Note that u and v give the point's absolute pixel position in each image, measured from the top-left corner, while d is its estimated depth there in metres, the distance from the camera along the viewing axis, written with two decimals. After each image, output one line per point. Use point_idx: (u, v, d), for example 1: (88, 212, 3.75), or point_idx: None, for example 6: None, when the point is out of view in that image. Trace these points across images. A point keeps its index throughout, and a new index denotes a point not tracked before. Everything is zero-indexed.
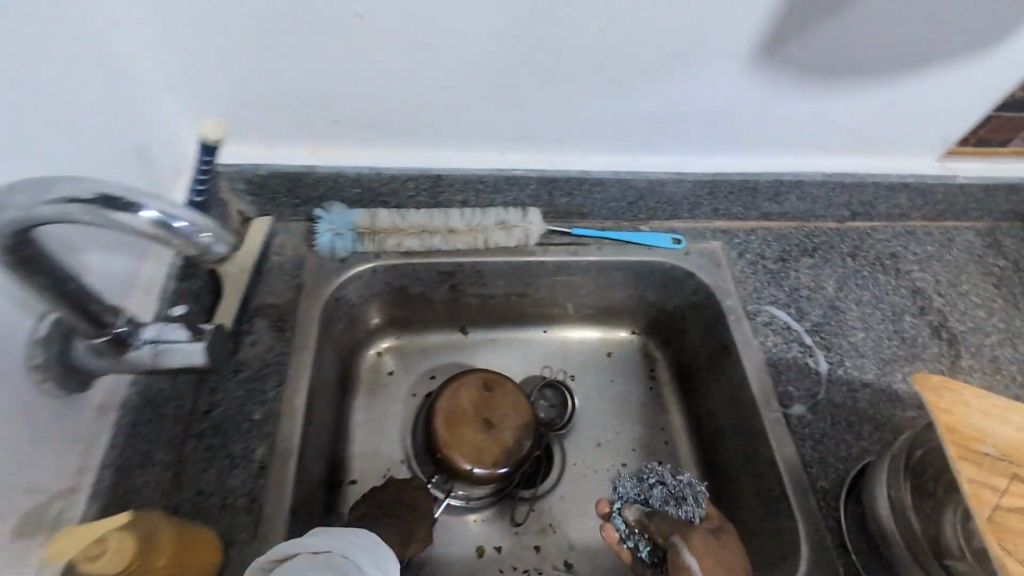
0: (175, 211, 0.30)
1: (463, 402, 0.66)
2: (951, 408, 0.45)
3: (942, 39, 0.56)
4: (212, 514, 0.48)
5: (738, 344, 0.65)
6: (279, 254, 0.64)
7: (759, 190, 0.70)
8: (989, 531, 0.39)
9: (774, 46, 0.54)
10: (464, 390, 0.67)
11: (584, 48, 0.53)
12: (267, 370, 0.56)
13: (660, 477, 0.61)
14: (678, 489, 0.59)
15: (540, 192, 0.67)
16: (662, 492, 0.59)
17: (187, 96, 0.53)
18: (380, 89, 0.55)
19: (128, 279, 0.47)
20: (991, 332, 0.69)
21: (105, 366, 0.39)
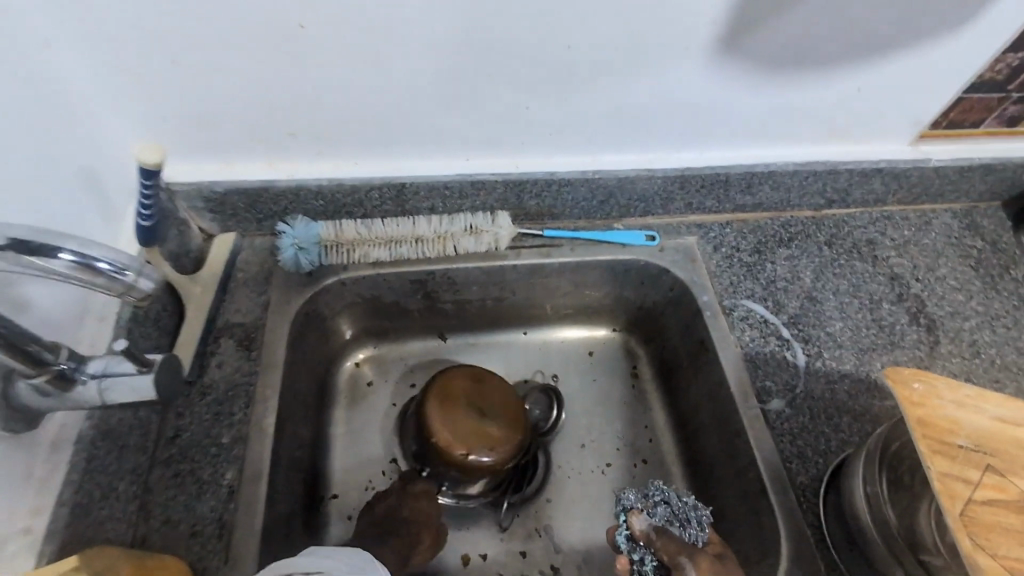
0: (94, 251, 0.30)
1: (456, 388, 0.63)
2: (923, 400, 0.44)
3: (905, 23, 0.55)
4: (180, 543, 0.47)
5: (714, 341, 0.64)
6: (245, 271, 0.63)
7: (731, 182, 0.69)
8: (961, 526, 0.38)
9: (734, 37, 0.53)
10: (456, 377, 0.64)
11: (539, 50, 0.52)
12: (234, 391, 0.55)
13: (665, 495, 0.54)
14: (682, 510, 0.53)
15: (508, 195, 0.66)
16: (666, 513, 0.53)
17: (134, 116, 0.52)
18: (333, 99, 0.54)
19: (80, 309, 0.46)
20: (970, 316, 0.69)
21: (49, 405, 0.37)
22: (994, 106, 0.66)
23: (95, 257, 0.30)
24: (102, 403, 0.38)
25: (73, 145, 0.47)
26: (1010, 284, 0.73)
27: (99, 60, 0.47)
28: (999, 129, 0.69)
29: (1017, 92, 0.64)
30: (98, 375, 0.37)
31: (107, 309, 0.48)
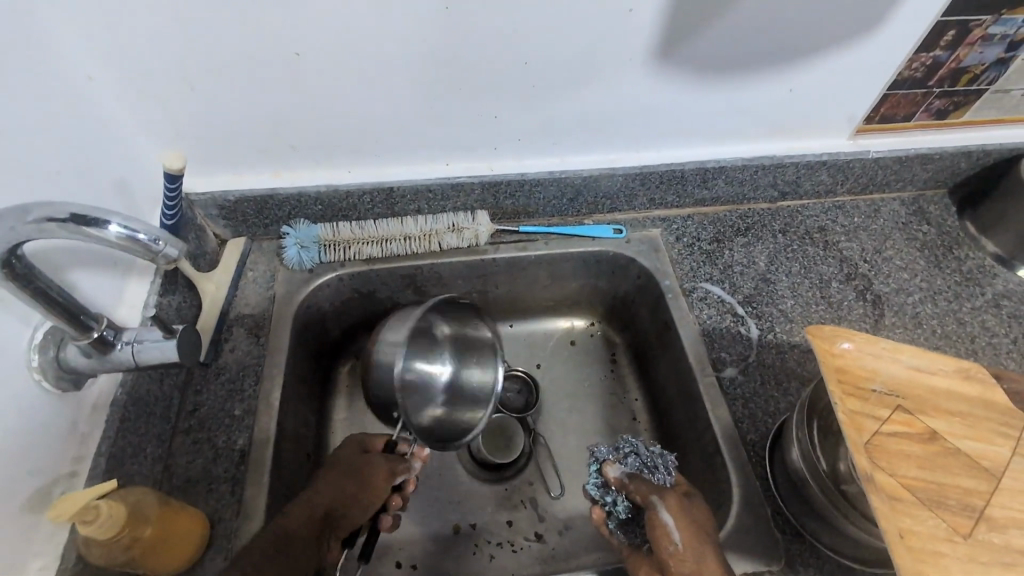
0: (136, 225, 0.36)
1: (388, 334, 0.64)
2: (841, 352, 0.50)
3: (822, 30, 0.62)
4: (199, 497, 0.54)
5: (675, 320, 0.71)
6: (254, 269, 0.71)
7: (687, 178, 0.76)
8: (866, 453, 0.45)
9: (669, 48, 0.61)
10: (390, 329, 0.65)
11: (501, 66, 0.61)
12: (245, 372, 0.62)
13: (634, 447, 0.61)
14: (651, 459, 0.60)
15: (486, 195, 0.74)
16: (637, 463, 0.60)
17: (158, 135, 0.61)
18: (326, 114, 0.62)
19: (115, 296, 0.54)
20: (913, 292, 0.75)
21: (92, 365, 0.44)
22: (920, 100, 0.73)
23: (140, 231, 0.36)
24: (135, 364, 0.45)
25: (108, 160, 0.56)
26: (953, 262, 0.79)
27: (129, 88, 0.56)
28: (931, 121, 0.76)
29: (938, 86, 0.72)
30: (132, 342, 0.45)
31: (137, 298, 0.56)
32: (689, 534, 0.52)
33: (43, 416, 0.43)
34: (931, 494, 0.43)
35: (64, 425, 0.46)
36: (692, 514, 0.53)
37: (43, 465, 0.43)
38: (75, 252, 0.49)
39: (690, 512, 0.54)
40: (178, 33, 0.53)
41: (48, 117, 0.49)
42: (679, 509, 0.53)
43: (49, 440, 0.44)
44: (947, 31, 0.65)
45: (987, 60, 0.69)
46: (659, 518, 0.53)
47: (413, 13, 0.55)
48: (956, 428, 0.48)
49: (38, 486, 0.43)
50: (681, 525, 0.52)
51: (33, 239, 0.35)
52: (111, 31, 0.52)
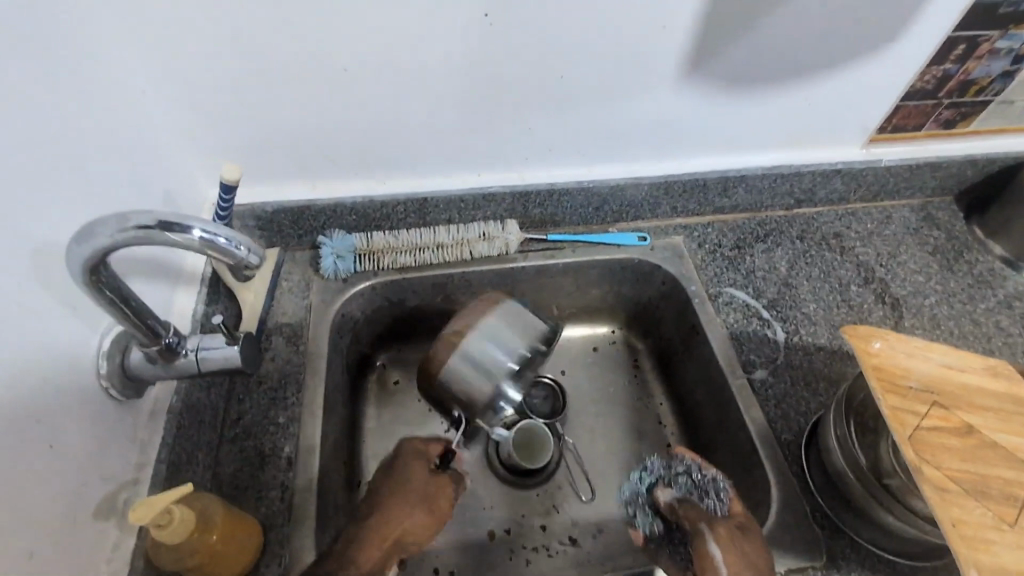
0: (216, 231, 0.37)
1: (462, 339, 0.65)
2: (878, 350, 0.52)
3: (841, 45, 0.65)
4: (250, 505, 0.54)
5: (703, 324, 0.73)
6: (289, 280, 0.72)
7: (709, 187, 0.79)
8: (910, 446, 0.46)
9: (697, 63, 0.64)
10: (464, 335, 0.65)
11: (538, 80, 0.63)
12: (287, 380, 0.63)
13: (687, 466, 0.62)
14: (702, 483, 0.60)
15: (515, 205, 0.75)
16: (687, 484, 0.61)
17: (201, 148, 0.62)
18: (366, 126, 0.64)
19: (165, 306, 0.55)
20: (929, 294, 0.78)
21: (158, 373, 0.46)
22: (930, 111, 0.76)
23: (221, 237, 0.37)
24: (198, 371, 0.48)
25: (158, 173, 0.57)
26: (964, 266, 0.82)
27: (179, 102, 0.58)
28: (940, 131, 0.80)
29: (947, 98, 0.75)
30: (194, 349, 0.47)
31: (185, 307, 0.57)
32: (737, 565, 0.52)
33: (104, 423, 0.44)
34: (976, 485, 0.45)
35: (127, 433, 0.46)
36: (744, 543, 0.53)
37: (108, 471, 0.44)
38: (129, 262, 0.50)
39: (742, 540, 0.54)
40: (231, 49, 0.54)
41: (107, 130, 0.50)
42: (728, 540, 0.54)
43: (112, 446, 0.45)
44: (957, 46, 0.68)
45: (993, 72, 0.73)
46: (706, 548, 0.54)
47: (457, 29, 0.57)
48: (991, 422, 0.50)
49: (104, 492, 0.43)
50: (729, 557, 0.52)
51: (123, 247, 0.36)
52: (167, 47, 0.53)
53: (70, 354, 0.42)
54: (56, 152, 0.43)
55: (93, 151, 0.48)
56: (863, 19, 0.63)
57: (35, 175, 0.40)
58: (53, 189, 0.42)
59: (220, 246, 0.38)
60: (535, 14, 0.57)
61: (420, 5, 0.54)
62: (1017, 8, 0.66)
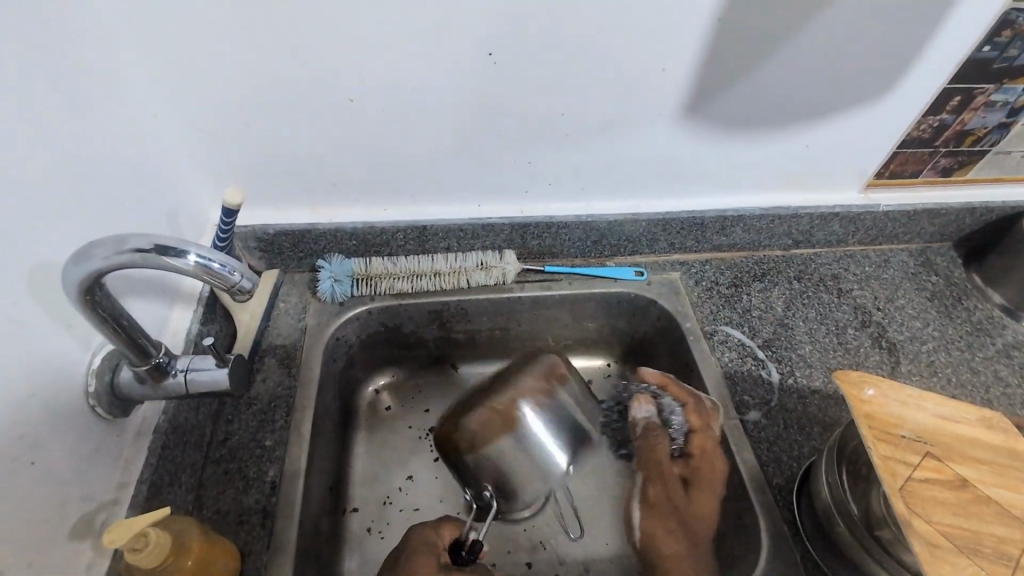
0: (213, 255, 0.38)
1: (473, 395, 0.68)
2: (869, 398, 0.51)
3: (835, 94, 0.67)
4: (230, 530, 0.53)
5: (698, 362, 0.72)
6: (286, 301, 0.73)
7: (706, 225, 0.79)
8: (901, 499, 0.45)
9: (694, 105, 0.66)
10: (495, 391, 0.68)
11: (537, 117, 0.65)
12: (277, 402, 0.63)
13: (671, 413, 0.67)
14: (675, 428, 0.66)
15: (514, 236, 0.76)
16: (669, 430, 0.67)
17: (209, 173, 0.64)
18: (369, 153, 0.65)
19: (161, 324, 0.56)
20: (927, 340, 0.77)
21: (145, 392, 0.46)
22: (927, 159, 0.77)
23: (216, 262, 0.38)
24: (186, 392, 0.48)
25: (163, 194, 0.59)
26: (962, 313, 0.81)
27: (188, 127, 0.60)
28: (937, 179, 0.81)
29: (944, 147, 0.76)
30: (184, 370, 0.48)
31: (181, 325, 0.58)
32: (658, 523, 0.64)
33: (89, 441, 0.44)
34: (970, 542, 0.44)
35: (110, 451, 0.47)
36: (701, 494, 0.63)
37: (88, 490, 0.44)
38: (128, 282, 0.51)
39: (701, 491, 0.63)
40: (242, 78, 0.57)
41: (114, 153, 0.52)
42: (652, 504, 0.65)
43: (93, 464, 0.45)
44: (952, 97, 0.70)
45: (989, 124, 0.74)
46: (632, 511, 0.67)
47: (460, 63, 0.59)
48: (985, 476, 0.49)
49: (82, 510, 0.43)
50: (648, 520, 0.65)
51: (116, 269, 0.36)
52: (178, 73, 0.56)
53: (62, 369, 0.42)
54: (62, 171, 0.45)
55: (98, 173, 0.49)
56: (855, 70, 0.65)
57: (39, 194, 0.42)
58: (57, 207, 0.44)
59: (215, 270, 0.39)
60: (537, 56, 0.59)
61: (424, 41, 0.56)
62: (1010, 63, 0.67)
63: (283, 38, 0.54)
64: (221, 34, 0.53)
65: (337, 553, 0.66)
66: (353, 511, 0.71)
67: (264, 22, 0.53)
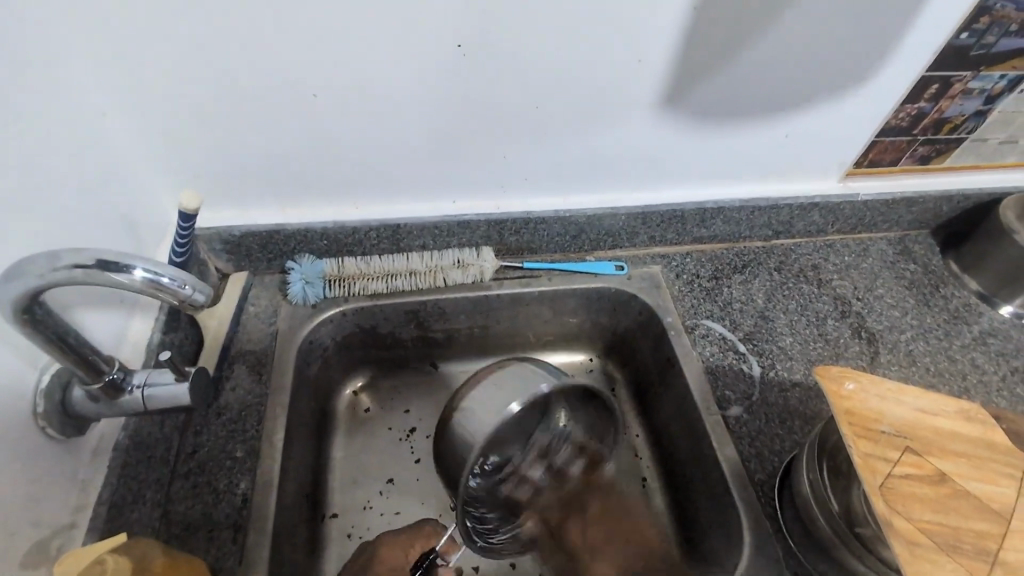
0: (162, 271, 0.36)
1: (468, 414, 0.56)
2: (848, 393, 0.51)
3: (815, 85, 0.66)
4: (200, 546, 0.52)
5: (679, 357, 0.72)
6: (256, 304, 0.70)
7: (687, 218, 0.78)
8: (881, 497, 0.45)
9: (673, 97, 0.64)
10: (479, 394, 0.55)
11: (513, 111, 0.62)
12: (247, 411, 0.61)
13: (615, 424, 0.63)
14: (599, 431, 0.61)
15: (491, 232, 0.75)
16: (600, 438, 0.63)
17: (169, 173, 0.61)
18: (338, 151, 0.63)
19: (120, 336, 0.53)
20: (906, 329, 0.77)
21: (100, 410, 0.44)
22: (905, 147, 0.77)
23: (165, 277, 0.36)
24: (144, 409, 0.46)
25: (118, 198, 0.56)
26: (940, 301, 0.82)
27: (145, 126, 0.57)
28: (915, 167, 0.80)
29: (922, 135, 0.76)
30: (141, 385, 0.45)
31: (141, 336, 0.56)
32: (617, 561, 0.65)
33: (42, 463, 0.42)
34: (949, 539, 0.44)
35: (66, 473, 0.45)
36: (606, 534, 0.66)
37: (43, 515, 0.42)
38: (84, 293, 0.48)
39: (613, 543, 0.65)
40: (200, 76, 0.54)
41: (65, 158, 0.49)
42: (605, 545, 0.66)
43: (48, 487, 0.43)
44: (930, 86, 0.69)
45: (967, 111, 0.74)
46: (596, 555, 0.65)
47: (431, 57, 0.56)
48: (962, 469, 0.49)
49: (37, 537, 0.41)
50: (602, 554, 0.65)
51: (62, 286, 0.35)
52: (130, 71, 0.53)
53: (9, 390, 0.40)
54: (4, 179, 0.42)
55: (47, 180, 0.46)
56: (835, 60, 0.64)
57: None
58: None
59: (165, 285, 0.37)
60: (510, 49, 0.57)
61: (391, 33, 0.54)
62: (987, 51, 0.67)
63: (242, 32, 0.52)
64: (174, 27, 0.50)
65: (316, 563, 0.65)
66: (332, 517, 0.69)
67: (220, 15, 0.50)
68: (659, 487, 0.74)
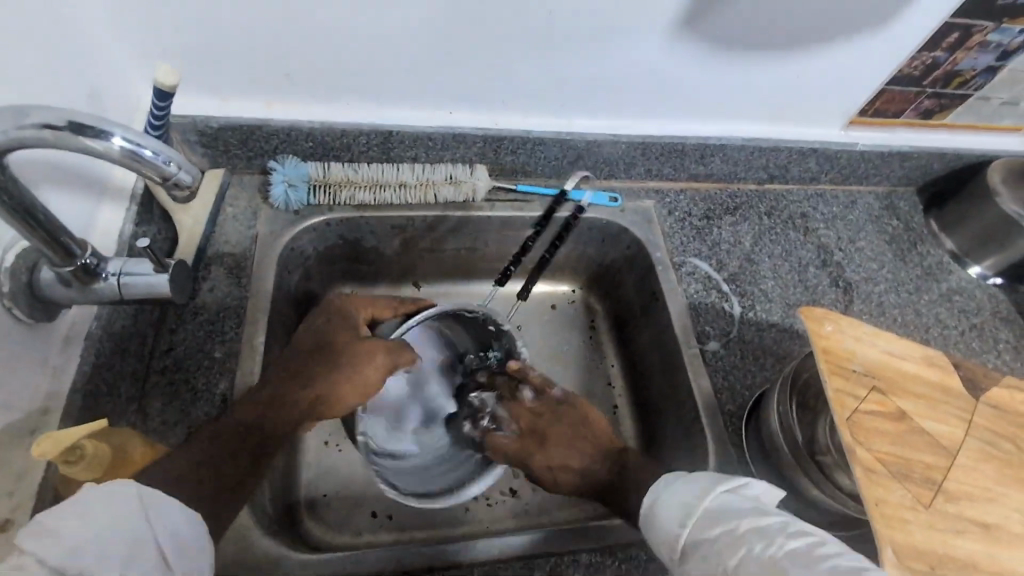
0: (143, 142, 0.35)
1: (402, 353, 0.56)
2: (828, 333, 0.52)
3: (828, 24, 0.64)
4: (179, 441, 0.51)
5: (664, 292, 0.73)
6: (234, 205, 0.67)
7: (686, 153, 0.77)
8: (846, 428, 0.48)
9: (688, 18, 0.62)
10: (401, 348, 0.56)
11: (522, 9, 0.59)
12: (226, 313, 0.58)
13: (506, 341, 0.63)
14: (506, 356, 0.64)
15: (487, 149, 0.72)
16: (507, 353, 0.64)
17: (141, 44, 0.56)
18: (332, 37, 0.59)
19: (87, 220, 0.51)
20: (880, 282, 0.80)
21: (73, 294, 0.43)
22: (912, 99, 0.76)
23: (147, 149, 0.36)
24: (120, 298, 0.45)
25: (92, 70, 0.52)
26: (916, 258, 0.84)
27: None
28: (915, 121, 0.80)
29: (931, 87, 0.75)
30: (117, 273, 0.44)
31: (111, 226, 0.53)
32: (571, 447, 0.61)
33: (8, 344, 0.41)
34: (903, 469, 0.47)
35: (34, 357, 0.43)
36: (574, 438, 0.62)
37: (11, 399, 0.41)
38: (37, 164, 0.45)
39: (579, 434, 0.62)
40: None
41: (25, 16, 0.44)
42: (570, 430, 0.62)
43: (17, 373, 0.42)
44: (951, 34, 0.68)
45: (979, 66, 0.73)
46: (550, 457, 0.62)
47: None
48: (921, 409, 0.52)
49: (8, 421, 0.40)
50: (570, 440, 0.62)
51: (34, 146, 0.34)
52: None
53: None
54: None
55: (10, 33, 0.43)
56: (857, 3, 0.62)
57: None
58: None
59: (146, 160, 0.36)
60: None
61: None
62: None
63: None
64: None
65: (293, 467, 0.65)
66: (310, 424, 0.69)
67: None
68: (632, 417, 0.76)
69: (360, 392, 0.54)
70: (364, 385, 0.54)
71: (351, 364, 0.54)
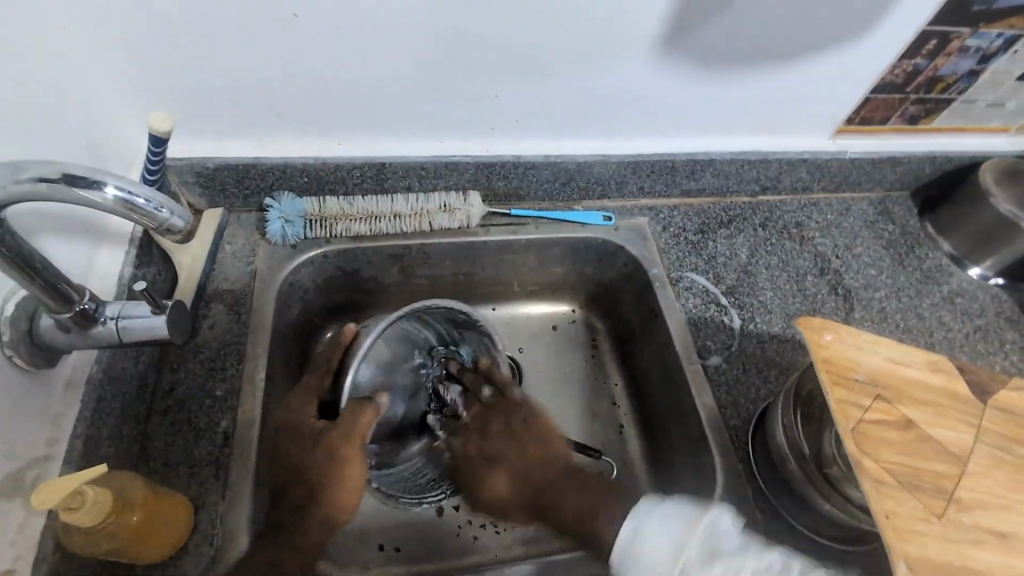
0: (135, 191, 0.36)
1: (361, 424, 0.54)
2: (827, 343, 0.52)
3: (806, 39, 0.66)
4: (181, 482, 0.51)
5: (662, 309, 0.73)
6: (232, 243, 0.68)
7: (677, 169, 0.78)
8: (850, 438, 0.48)
9: (667, 39, 0.63)
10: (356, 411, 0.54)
11: (504, 40, 0.61)
12: (226, 350, 0.59)
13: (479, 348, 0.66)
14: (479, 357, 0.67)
15: (479, 175, 0.73)
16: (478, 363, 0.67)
17: (138, 92, 0.58)
18: (321, 77, 0.60)
19: (87, 264, 0.52)
20: (880, 288, 0.80)
21: (73, 339, 0.44)
22: (897, 105, 0.77)
23: (140, 197, 0.36)
24: (118, 341, 0.45)
25: (89, 120, 0.54)
26: (914, 262, 0.84)
27: (116, 46, 0.54)
28: (903, 126, 0.80)
29: (915, 93, 0.76)
30: (115, 317, 0.45)
31: (110, 270, 0.54)
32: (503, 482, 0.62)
33: (9, 393, 0.42)
34: (912, 478, 0.46)
35: (34, 404, 0.44)
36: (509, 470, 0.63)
37: (12, 448, 0.41)
38: (37, 214, 0.46)
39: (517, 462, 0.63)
40: None
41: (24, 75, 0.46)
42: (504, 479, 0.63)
43: (18, 421, 0.42)
44: (929, 42, 0.69)
45: (960, 70, 0.74)
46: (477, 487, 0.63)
47: None
48: (928, 416, 0.51)
49: (9, 471, 0.41)
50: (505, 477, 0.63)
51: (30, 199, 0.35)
52: None
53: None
54: None
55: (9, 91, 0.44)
56: (831, 17, 0.64)
57: None
58: None
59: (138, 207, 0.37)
60: None
61: None
62: (988, 5, 0.66)
63: None
64: None
65: None
66: None
67: None
68: (638, 435, 0.75)
69: (350, 495, 0.53)
70: (349, 480, 0.53)
71: (325, 474, 0.52)
